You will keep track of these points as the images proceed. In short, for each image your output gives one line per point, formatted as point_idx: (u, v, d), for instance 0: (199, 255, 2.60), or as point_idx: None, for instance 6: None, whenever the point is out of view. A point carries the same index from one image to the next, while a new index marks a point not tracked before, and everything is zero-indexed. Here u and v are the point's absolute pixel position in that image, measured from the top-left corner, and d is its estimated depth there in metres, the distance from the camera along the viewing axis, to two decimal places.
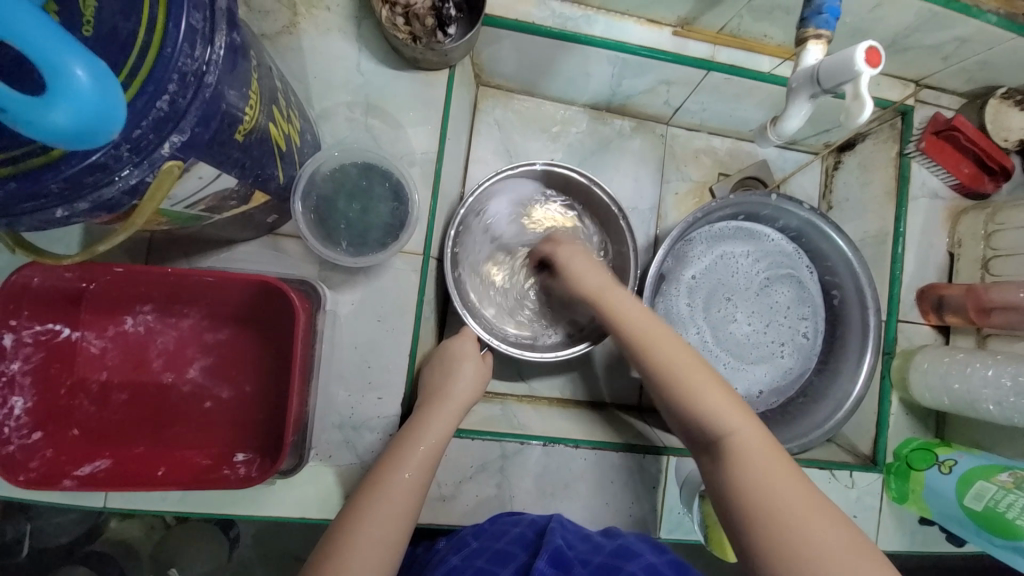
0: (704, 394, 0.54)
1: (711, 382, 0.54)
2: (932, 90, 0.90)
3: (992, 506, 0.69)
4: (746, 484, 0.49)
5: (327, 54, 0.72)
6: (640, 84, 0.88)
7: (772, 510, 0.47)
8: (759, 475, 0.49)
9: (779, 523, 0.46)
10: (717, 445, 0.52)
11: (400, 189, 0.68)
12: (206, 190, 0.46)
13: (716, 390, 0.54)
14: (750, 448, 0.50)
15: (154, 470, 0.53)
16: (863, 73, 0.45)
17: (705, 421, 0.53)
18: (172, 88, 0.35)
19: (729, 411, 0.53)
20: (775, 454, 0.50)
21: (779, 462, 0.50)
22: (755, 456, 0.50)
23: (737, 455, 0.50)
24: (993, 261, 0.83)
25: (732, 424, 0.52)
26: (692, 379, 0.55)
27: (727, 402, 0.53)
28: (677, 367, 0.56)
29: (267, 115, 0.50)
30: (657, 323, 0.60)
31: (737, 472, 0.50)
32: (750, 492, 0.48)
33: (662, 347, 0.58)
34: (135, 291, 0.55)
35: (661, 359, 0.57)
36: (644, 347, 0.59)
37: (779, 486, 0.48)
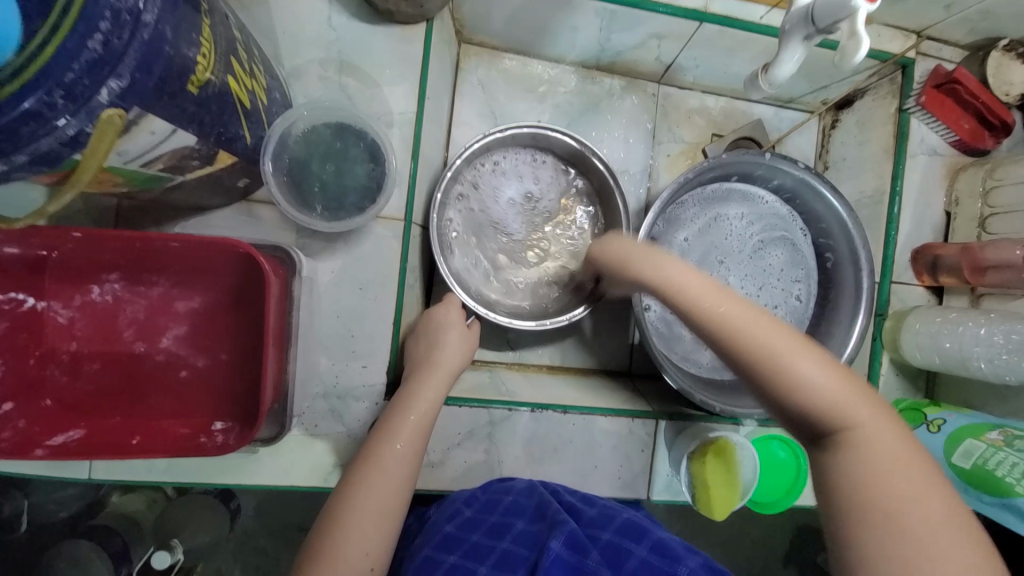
0: (816, 376, 0.43)
1: (822, 361, 0.44)
2: (933, 41, 0.86)
3: (980, 464, 0.69)
4: (869, 485, 0.40)
5: (295, 6, 0.68)
6: (629, 39, 0.84)
7: (897, 515, 0.39)
8: (884, 476, 0.40)
9: (907, 532, 0.38)
10: (830, 440, 0.43)
11: (377, 150, 0.66)
12: (160, 148, 0.44)
13: (830, 374, 0.44)
14: (874, 441, 0.42)
15: (128, 439, 0.53)
16: (860, 9, 0.42)
17: (816, 413, 0.43)
18: (104, 27, 0.32)
19: (846, 397, 0.43)
20: (906, 449, 0.42)
21: (906, 456, 0.41)
22: (878, 449, 0.42)
23: (858, 449, 0.42)
24: (990, 218, 0.81)
25: (852, 413, 0.43)
26: (798, 360, 0.44)
27: (840, 388, 0.43)
28: (780, 349, 0.44)
29: (226, 68, 0.47)
30: (742, 300, 0.48)
31: (856, 471, 0.41)
32: (867, 495, 0.40)
33: (758, 324, 0.46)
34: (99, 258, 0.53)
35: (757, 342, 0.45)
36: (733, 330, 0.46)
37: (914, 488, 0.40)
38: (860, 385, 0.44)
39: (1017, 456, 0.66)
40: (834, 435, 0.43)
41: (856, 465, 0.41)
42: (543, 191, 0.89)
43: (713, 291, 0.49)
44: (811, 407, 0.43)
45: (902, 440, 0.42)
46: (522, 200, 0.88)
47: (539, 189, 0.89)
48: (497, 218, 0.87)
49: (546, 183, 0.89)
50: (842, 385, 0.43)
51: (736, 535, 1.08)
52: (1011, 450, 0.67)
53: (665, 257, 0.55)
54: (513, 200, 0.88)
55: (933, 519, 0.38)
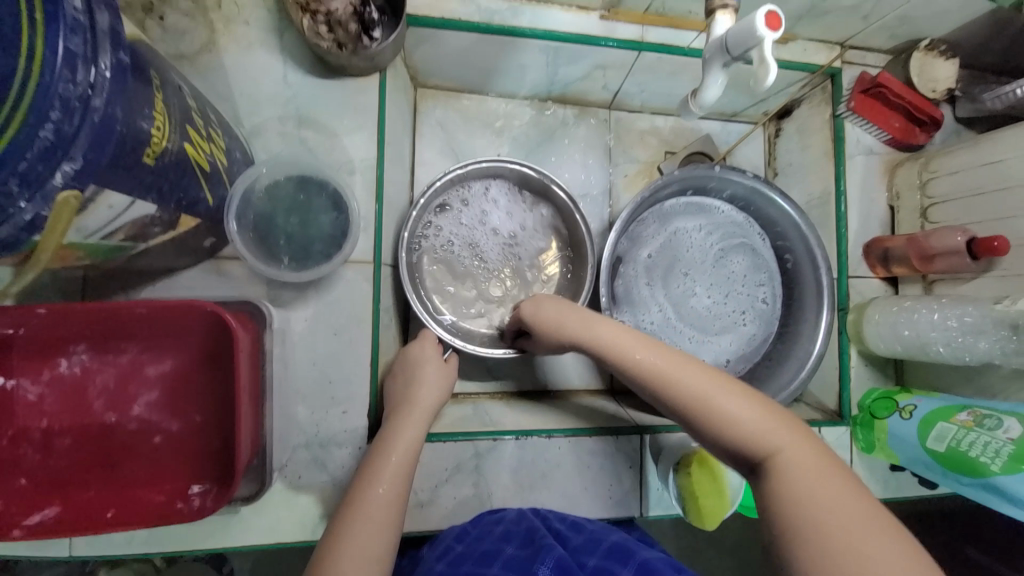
0: (735, 410, 0.49)
1: (739, 393, 0.50)
2: (857, 50, 0.92)
3: (954, 446, 0.71)
4: (799, 505, 0.43)
5: (252, 68, 0.71)
6: (576, 71, 0.89)
7: (823, 529, 0.41)
8: (810, 493, 0.43)
9: (836, 547, 0.40)
10: (757, 466, 0.47)
11: (339, 198, 0.67)
12: (120, 218, 0.45)
13: (748, 405, 0.49)
14: (796, 464, 0.45)
15: (103, 513, 0.51)
16: (765, 38, 0.46)
17: (739, 443, 0.48)
18: (55, 115, 0.34)
19: (772, 430, 0.47)
20: (838, 472, 0.44)
21: (831, 472, 0.44)
22: (800, 469, 0.45)
23: (783, 471, 0.45)
24: (930, 208, 0.85)
25: (771, 439, 0.47)
26: (716, 395, 0.50)
27: (765, 421, 0.48)
28: (699, 389, 0.51)
29: (182, 136, 0.49)
30: (666, 348, 0.56)
31: (783, 492, 0.44)
32: (798, 515, 0.42)
33: (680, 369, 0.53)
34: (66, 331, 0.53)
35: (678, 383, 0.52)
36: (660, 377, 0.53)
37: (840, 502, 0.42)
38: (778, 411, 0.49)
39: (989, 436, 0.67)
40: (761, 460, 0.47)
41: (794, 492, 0.44)
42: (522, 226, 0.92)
43: (639, 344, 0.56)
44: (733, 437, 0.48)
45: (824, 458, 0.45)
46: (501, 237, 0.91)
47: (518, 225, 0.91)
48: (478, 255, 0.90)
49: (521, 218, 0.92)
50: (767, 417, 0.48)
51: (738, 544, 1.07)
52: (981, 429, 0.69)
53: (597, 318, 0.61)
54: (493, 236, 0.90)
55: (859, 530, 0.40)
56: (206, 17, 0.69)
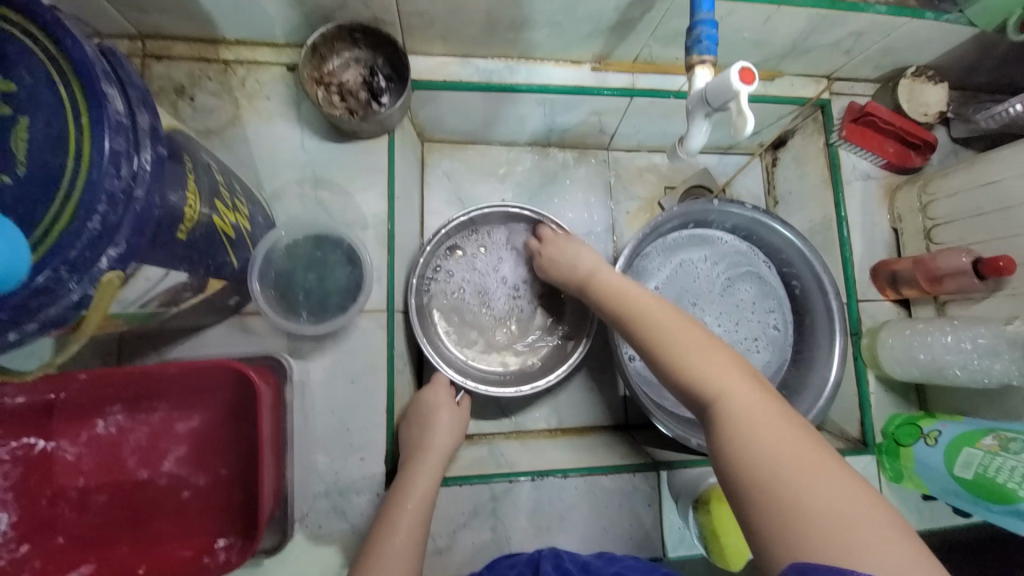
0: (682, 351, 0.56)
1: (699, 340, 0.57)
2: (844, 81, 0.95)
3: (981, 472, 0.69)
4: (730, 432, 0.48)
5: (272, 138, 0.77)
6: (572, 118, 0.93)
7: (746, 455, 0.46)
8: (741, 421, 0.48)
9: (754, 470, 0.45)
10: (702, 401, 0.53)
11: (353, 253, 0.71)
12: (156, 288, 0.49)
13: (702, 350, 0.55)
14: (734, 398, 0.50)
15: (135, 570, 0.54)
16: (741, 91, 0.49)
17: (687, 380, 0.54)
18: (103, 208, 0.38)
19: (713, 366, 0.53)
20: (766, 403, 0.49)
21: (765, 409, 0.49)
22: (737, 403, 0.50)
23: (720, 404, 0.51)
24: (933, 230, 0.85)
25: (714, 377, 0.52)
26: (675, 338, 0.57)
27: (709, 360, 0.54)
28: (663, 333, 0.58)
29: (210, 210, 0.54)
30: (650, 297, 0.64)
31: (718, 421, 0.50)
32: (727, 440, 0.48)
33: (650, 316, 0.61)
34: (104, 393, 0.57)
35: (647, 328, 0.60)
36: (634, 325, 0.62)
37: (765, 431, 0.47)
38: (730, 357, 0.54)
39: (1015, 460, 0.65)
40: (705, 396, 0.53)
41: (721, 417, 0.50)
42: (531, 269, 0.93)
43: (621, 297, 0.66)
44: (682, 375, 0.55)
45: (763, 397, 0.50)
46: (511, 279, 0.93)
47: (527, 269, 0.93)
48: (489, 298, 0.92)
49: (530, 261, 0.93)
50: (713, 357, 0.54)
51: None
52: (1006, 454, 0.67)
53: (593, 273, 0.72)
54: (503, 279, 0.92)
55: (775, 457, 0.45)
56: (231, 95, 0.76)
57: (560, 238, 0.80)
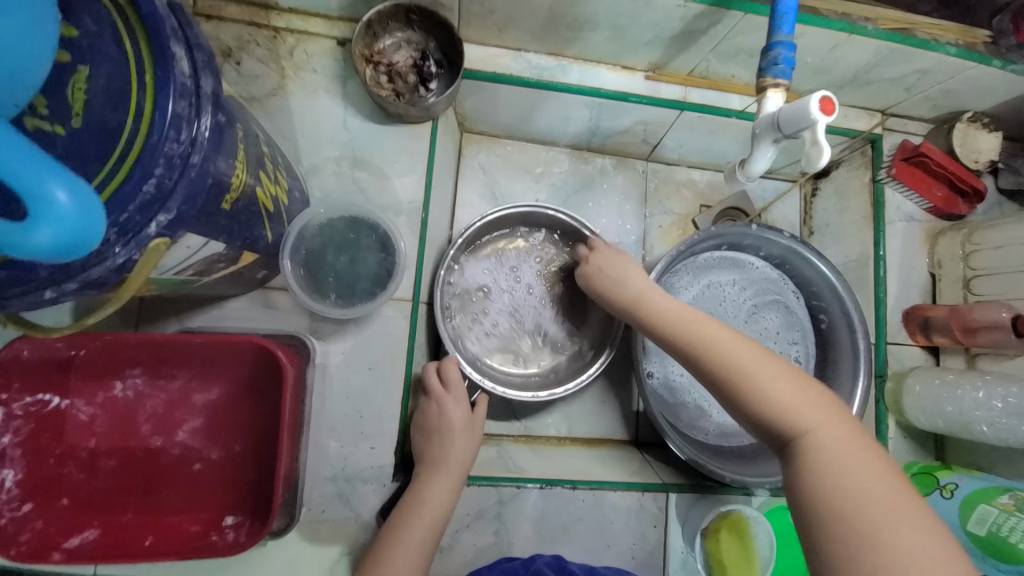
0: (765, 383, 0.51)
1: (778, 370, 0.52)
2: (898, 118, 0.92)
3: (995, 531, 0.67)
4: (825, 482, 0.44)
5: (314, 112, 0.75)
6: (618, 125, 0.91)
7: (849, 508, 0.42)
8: (839, 468, 0.44)
9: (861, 521, 0.41)
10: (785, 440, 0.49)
11: (387, 240, 0.70)
12: (194, 257, 0.48)
13: (785, 381, 0.51)
14: (829, 439, 0.47)
15: (141, 540, 0.53)
16: (819, 121, 0.50)
17: (771, 418, 0.50)
18: (159, 171, 0.36)
19: (804, 404, 0.49)
20: (858, 444, 0.46)
21: (864, 452, 0.45)
22: (833, 445, 0.46)
23: (812, 445, 0.47)
24: (974, 280, 0.84)
25: (805, 416, 0.48)
26: (754, 369, 0.52)
27: (794, 394, 0.50)
28: (741, 362, 0.53)
29: (254, 181, 0.52)
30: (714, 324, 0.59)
31: (810, 465, 0.46)
32: (819, 487, 0.44)
33: (724, 343, 0.56)
34: (125, 356, 0.55)
35: (716, 352, 0.55)
36: (702, 349, 0.56)
37: (867, 481, 0.43)
38: (817, 391, 0.50)
39: None
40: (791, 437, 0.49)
41: (813, 461, 0.46)
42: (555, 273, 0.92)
43: (690, 320, 0.60)
44: (763, 409, 0.50)
45: (862, 440, 0.47)
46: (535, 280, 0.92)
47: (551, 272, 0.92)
48: (511, 297, 0.91)
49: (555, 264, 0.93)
50: (796, 391, 0.50)
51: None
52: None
53: (650, 294, 0.66)
54: (526, 280, 0.92)
55: (885, 507, 0.41)
56: (278, 64, 0.74)
57: (612, 251, 0.75)
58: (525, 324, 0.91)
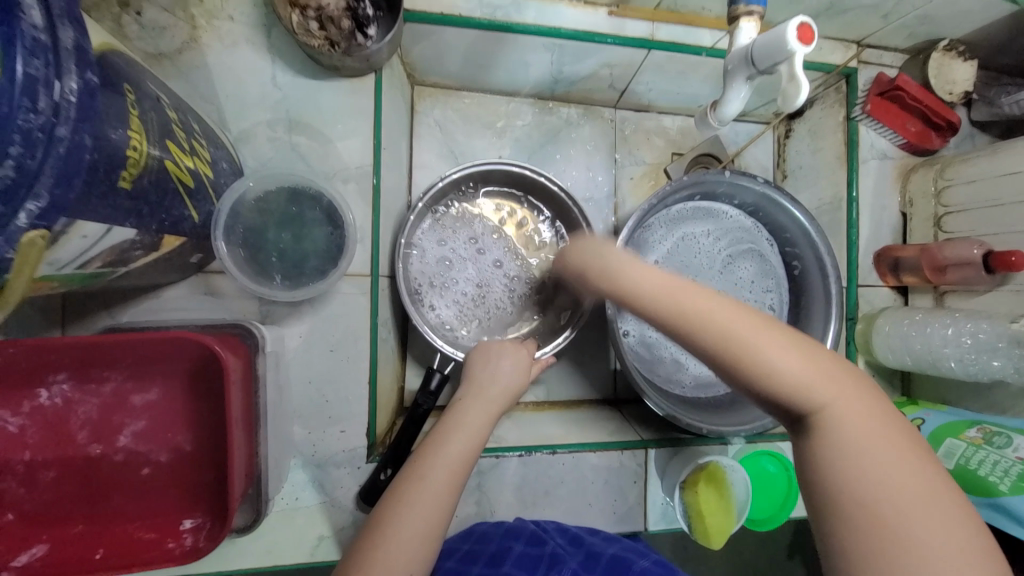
0: (780, 362, 0.44)
1: (791, 348, 0.45)
2: (874, 49, 0.88)
3: (962, 463, 0.70)
4: (848, 477, 0.41)
5: (237, 68, 0.66)
6: (582, 69, 0.84)
7: (875, 509, 0.40)
8: (864, 458, 0.41)
9: (886, 522, 0.39)
10: (804, 421, 0.45)
11: (334, 212, 0.64)
12: (97, 248, 0.41)
13: (796, 354, 0.45)
14: (849, 418, 0.43)
15: (92, 553, 0.50)
16: (796, 52, 0.45)
17: (786, 399, 0.44)
18: (15, 150, 0.30)
19: (819, 382, 0.44)
20: (876, 419, 0.43)
21: (888, 431, 0.43)
22: (854, 426, 0.43)
23: (832, 430, 0.43)
24: (945, 218, 0.83)
25: (825, 396, 0.44)
26: (766, 348, 0.44)
27: (809, 369, 0.44)
28: (750, 341, 0.45)
29: (161, 152, 0.45)
30: (702, 290, 0.48)
31: (834, 455, 0.42)
32: (842, 484, 0.41)
33: (723, 314, 0.46)
34: (43, 362, 0.49)
35: (715, 328, 0.46)
36: (699, 323, 0.46)
37: (892, 469, 0.41)
38: (830, 361, 0.45)
39: (998, 454, 0.67)
40: (809, 419, 0.44)
41: (834, 450, 0.42)
42: (523, 233, 0.88)
43: (677, 287, 0.49)
44: (779, 393, 0.44)
45: (880, 412, 0.44)
46: (505, 242, 0.88)
47: (521, 234, 0.88)
48: (480, 262, 0.86)
49: (524, 225, 0.89)
50: (810, 364, 0.45)
51: (762, 557, 1.01)
52: (990, 447, 0.68)
53: (625, 257, 0.53)
54: (495, 243, 0.87)
55: (909, 499, 0.39)
56: (186, 12, 0.64)
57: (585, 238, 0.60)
58: (497, 288, 0.86)
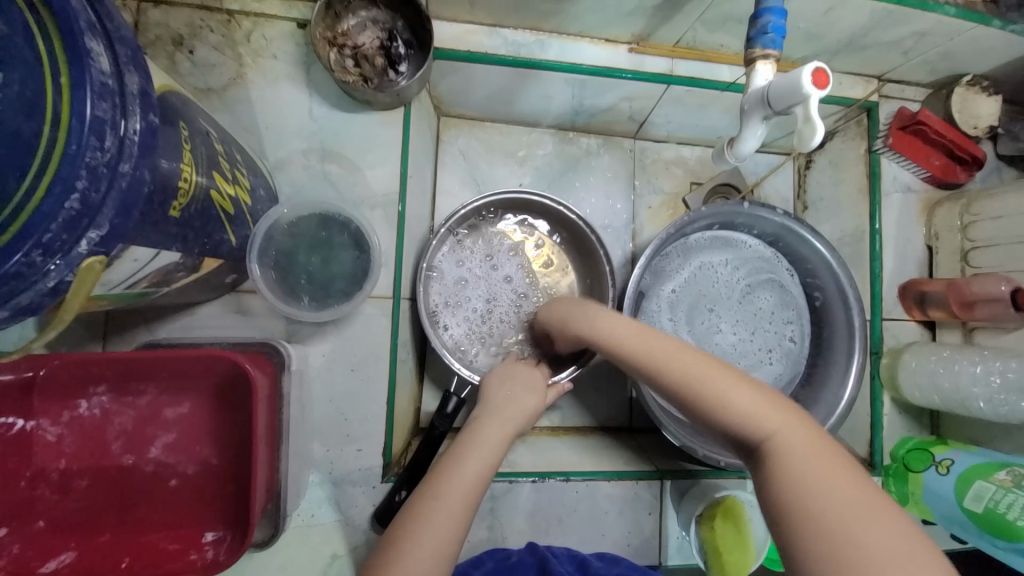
0: (722, 390, 0.47)
1: (737, 380, 0.48)
2: (895, 84, 0.88)
3: (992, 507, 0.67)
4: (788, 487, 0.40)
5: (277, 102, 0.70)
6: (602, 102, 0.86)
7: (804, 506, 0.38)
8: (804, 469, 0.40)
9: (820, 519, 0.37)
10: (752, 449, 0.45)
11: (361, 237, 0.66)
12: (145, 269, 0.45)
13: (743, 385, 0.47)
14: (795, 443, 0.42)
15: (117, 561, 0.52)
16: (811, 95, 0.47)
17: (733, 426, 0.46)
18: (81, 184, 0.33)
19: (765, 409, 0.45)
20: (826, 445, 0.42)
21: (836, 456, 0.41)
22: (794, 442, 0.42)
23: (776, 451, 0.42)
24: (972, 252, 0.81)
25: (768, 421, 0.44)
26: (711, 380, 0.48)
27: (753, 399, 0.46)
28: (696, 372, 0.49)
29: (207, 181, 0.49)
30: (667, 339, 0.55)
31: (775, 471, 0.41)
32: (778, 488, 0.40)
33: (677, 355, 0.52)
34: (87, 374, 0.52)
35: (669, 368, 0.52)
36: (657, 365, 0.53)
37: (832, 479, 0.39)
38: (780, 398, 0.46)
39: None
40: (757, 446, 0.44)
41: (780, 470, 0.41)
42: (542, 259, 0.90)
43: (643, 333, 0.57)
44: (725, 419, 0.46)
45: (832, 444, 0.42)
46: (524, 267, 0.89)
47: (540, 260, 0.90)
48: (499, 287, 0.88)
49: (543, 251, 0.90)
50: (755, 395, 0.46)
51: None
52: (1021, 491, 0.65)
53: (607, 312, 0.63)
54: (513, 269, 0.89)
55: (840, 497, 0.38)
56: (234, 51, 0.69)
57: (571, 300, 0.71)
58: (515, 313, 0.87)
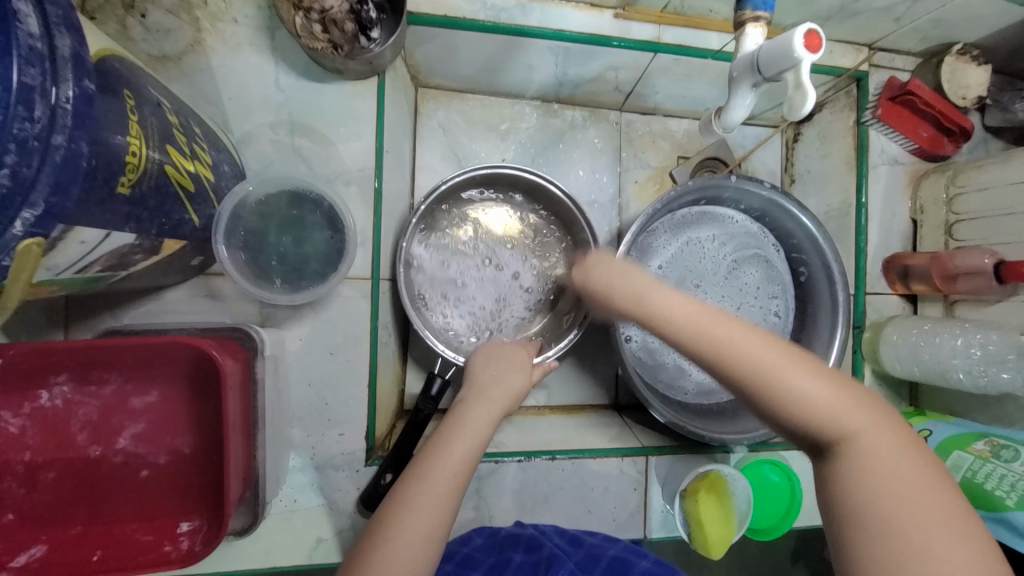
0: (805, 390, 0.43)
1: (815, 376, 0.44)
2: (885, 52, 0.86)
3: (969, 477, 0.68)
4: (874, 501, 0.40)
5: (240, 72, 0.66)
6: (587, 72, 0.83)
7: (886, 518, 0.39)
8: (887, 481, 0.40)
9: (904, 540, 0.38)
10: (827, 450, 0.43)
11: (335, 216, 0.63)
12: (96, 251, 0.42)
13: (822, 384, 0.44)
14: (875, 446, 0.42)
15: (90, 554, 0.50)
16: (803, 59, 0.44)
17: (811, 427, 0.43)
18: (11, 159, 0.30)
19: (845, 410, 0.43)
20: (903, 447, 0.42)
21: (910, 455, 0.42)
22: (882, 458, 0.41)
23: (857, 457, 0.42)
24: (956, 225, 0.81)
25: (850, 424, 0.43)
26: (792, 378, 0.44)
27: (834, 400, 0.43)
28: (774, 371, 0.44)
29: (161, 156, 0.45)
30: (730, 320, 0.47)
31: (860, 483, 0.41)
32: (862, 505, 0.41)
33: (750, 349, 0.45)
34: (46, 364, 0.49)
35: (741, 365, 0.45)
36: (725, 360, 0.45)
37: (911, 488, 0.40)
38: (855, 393, 0.44)
39: (1006, 469, 0.66)
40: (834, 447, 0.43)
41: (864, 479, 0.41)
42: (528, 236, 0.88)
43: (703, 319, 0.47)
44: (806, 424, 0.44)
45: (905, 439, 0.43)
46: (508, 245, 0.87)
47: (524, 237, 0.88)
48: (483, 265, 0.86)
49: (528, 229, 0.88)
50: (834, 395, 0.44)
51: (766, 565, 1.00)
52: (999, 461, 0.67)
53: (653, 283, 0.51)
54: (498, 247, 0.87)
55: (930, 518, 0.39)
56: (190, 15, 0.64)
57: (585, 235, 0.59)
58: (498, 292, 0.86)
